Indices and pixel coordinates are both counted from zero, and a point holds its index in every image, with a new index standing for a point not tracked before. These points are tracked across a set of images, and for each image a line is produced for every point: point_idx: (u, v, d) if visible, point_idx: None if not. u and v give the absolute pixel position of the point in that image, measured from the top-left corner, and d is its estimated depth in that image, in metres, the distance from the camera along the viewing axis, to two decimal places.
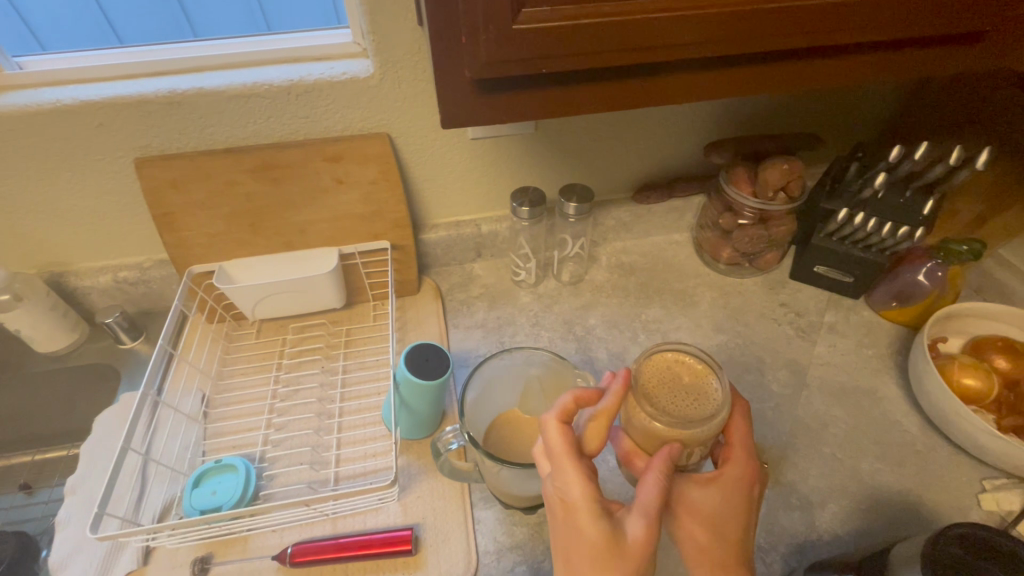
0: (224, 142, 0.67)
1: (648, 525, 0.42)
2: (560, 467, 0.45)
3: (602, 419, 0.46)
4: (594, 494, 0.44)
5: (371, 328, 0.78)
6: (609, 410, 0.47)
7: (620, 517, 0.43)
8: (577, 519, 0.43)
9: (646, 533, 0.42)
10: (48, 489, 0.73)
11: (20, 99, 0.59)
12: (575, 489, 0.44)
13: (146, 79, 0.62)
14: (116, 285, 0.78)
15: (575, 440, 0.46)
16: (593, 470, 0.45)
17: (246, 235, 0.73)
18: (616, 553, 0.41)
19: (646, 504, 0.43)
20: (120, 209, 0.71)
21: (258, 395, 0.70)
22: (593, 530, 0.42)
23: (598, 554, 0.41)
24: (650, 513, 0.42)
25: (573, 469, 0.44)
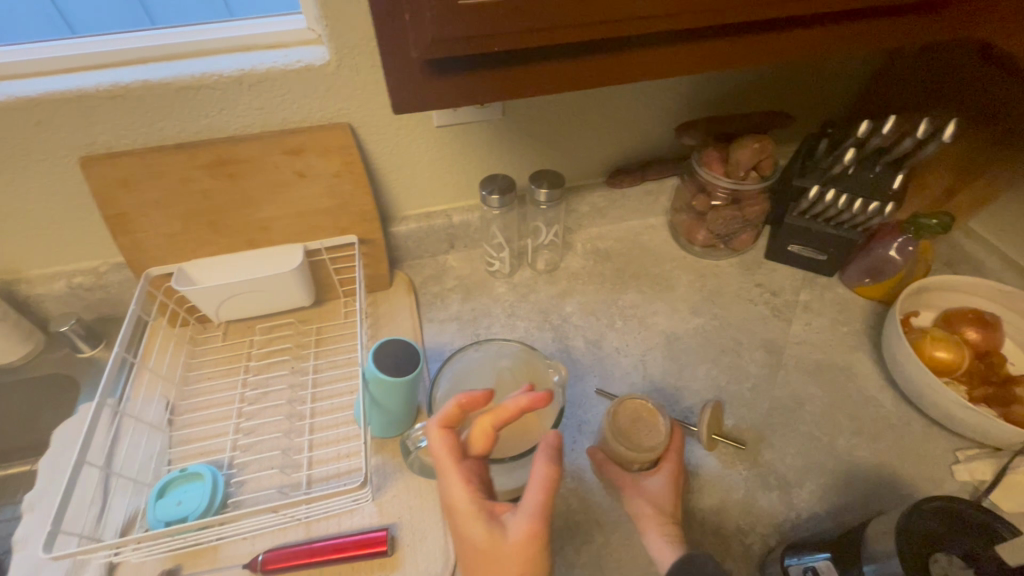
0: (176, 138, 0.64)
1: (533, 521, 0.41)
2: (441, 473, 0.44)
3: (487, 421, 0.45)
4: (477, 495, 0.43)
5: (341, 325, 0.76)
6: (495, 409, 0.45)
7: (504, 517, 0.42)
8: (461, 523, 0.42)
9: (531, 529, 0.41)
10: (10, 506, 0.70)
11: None
12: (456, 492, 0.42)
13: (86, 72, 0.58)
14: (71, 292, 0.74)
15: (458, 444, 0.45)
16: (476, 472, 0.44)
17: (205, 235, 0.70)
18: (499, 552, 0.40)
19: (530, 499, 0.42)
20: (68, 211, 0.67)
21: (225, 400, 0.68)
22: (477, 533, 0.41)
23: (484, 555, 0.41)
24: (533, 509, 0.41)
25: (454, 473, 0.43)
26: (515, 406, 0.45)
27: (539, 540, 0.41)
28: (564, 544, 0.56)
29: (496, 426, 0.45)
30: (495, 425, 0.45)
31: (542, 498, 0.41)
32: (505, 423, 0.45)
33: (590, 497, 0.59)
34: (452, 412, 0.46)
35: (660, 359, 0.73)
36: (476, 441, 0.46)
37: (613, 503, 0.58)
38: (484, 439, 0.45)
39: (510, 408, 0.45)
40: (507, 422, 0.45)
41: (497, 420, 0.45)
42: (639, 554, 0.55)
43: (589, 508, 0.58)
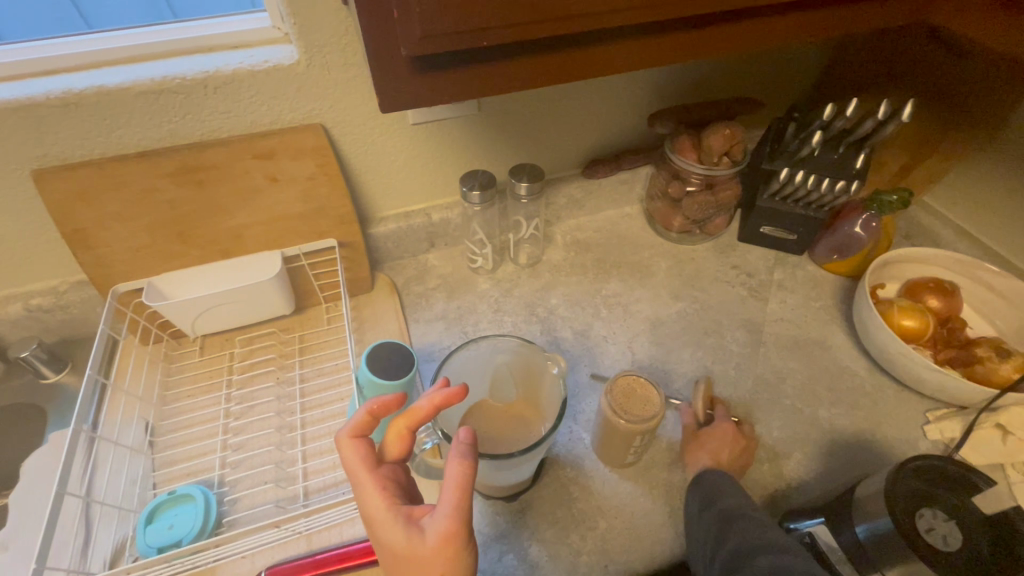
0: (136, 146, 0.61)
1: (449, 521, 0.39)
2: (356, 483, 0.42)
3: (400, 425, 0.44)
4: (393, 500, 0.41)
5: (325, 332, 0.74)
6: (408, 412, 0.44)
7: (422, 520, 0.40)
8: (379, 532, 0.40)
9: (448, 529, 0.39)
10: None
11: None
12: (370, 501, 0.41)
13: (34, 79, 0.55)
14: (28, 315, 0.69)
15: (371, 451, 0.44)
16: (391, 478, 0.43)
17: (175, 246, 0.67)
18: (418, 557, 0.39)
19: (445, 500, 0.40)
20: (20, 229, 0.63)
21: (208, 416, 0.65)
22: (395, 540, 0.40)
23: (406, 561, 0.39)
24: (447, 510, 0.39)
25: (367, 482, 0.42)
26: (425, 406, 0.44)
27: (456, 539, 0.39)
28: (569, 532, 0.56)
29: (410, 428, 0.44)
30: (408, 428, 0.44)
31: (455, 498, 0.39)
32: (419, 425, 0.44)
33: (590, 484, 0.60)
34: (361, 420, 0.44)
35: (647, 345, 0.74)
36: (391, 446, 0.45)
37: (613, 488, 0.60)
38: (399, 443, 0.45)
39: (421, 408, 0.44)
40: (420, 423, 0.44)
41: (411, 421, 0.44)
42: (643, 535, 0.56)
43: (590, 496, 0.59)
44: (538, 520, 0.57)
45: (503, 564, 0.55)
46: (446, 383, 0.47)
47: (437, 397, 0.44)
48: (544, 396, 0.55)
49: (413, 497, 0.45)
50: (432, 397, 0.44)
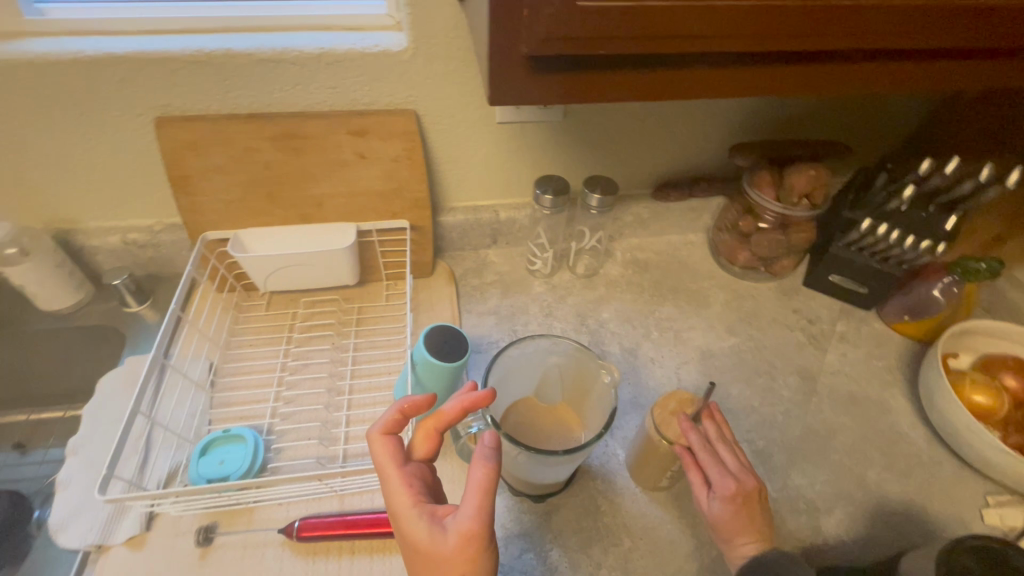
0: (248, 108, 0.66)
1: (471, 520, 0.41)
2: (385, 478, 0.45)
3: (429, 425, 0.47)
4: (418, 497, 0.43)
5: (383, 308, 0.77)
6: (437, 414, 0.48)
7: (446, 519, 0.42)
8: (404, 527, 0.42)
9: (470, 528, 0.41)
10: (43, 450, 0.74)
11: (41, 47, 0.58)
12: (398, 495, 0.43)
13: (171, 36, 0.60)
14: (123, 247, 0.76)
15: (400, 448, 0.46)
16: (418, 476, 0.45)
17: (262, 205, 0.71)
18: (440, 553, 0.41)
19: (467, 501, 0.42)
20: (135, 170, 0.69)
21: (266, 367, 0.69)
22: (419, 535, 0.41)
23: (428, 557, 0.41)
24: (470, 509, 0.41)
25: (396, 476, 0.44)
26: (453, 408, 0.47)
27: (479, 536, 0.41)
28: (591, 543, 0.56)
29: (439, 429, 0.47)
30: (437, 428, 0.47)
31: (478, 496, 0.41)
32: (448, 427, 0.47)
33: (620, 501, 0.60)
34: (392, 418, 0.47)
35: (695, 374, 0.73)
36: (419, 446, 0.48)
37: (642, 508, 0.59)
38: (427, 442, 0.47)
39: (450, 411, 0.47)
40: (448, 424, 0.47)
41: (440, 423, 0.47)
42: (666, 562, 0.56)
43: (618, 512, 0.59)
44: (563, 526, 0.57)
45: (522, 562, 0.55)
46: (472, 389, 0.51)
47: (464, 401, 0.47)
48: (592, 405, 0.56)
49: (437, 496, 0.47)
50: (459, 401, 0.47)
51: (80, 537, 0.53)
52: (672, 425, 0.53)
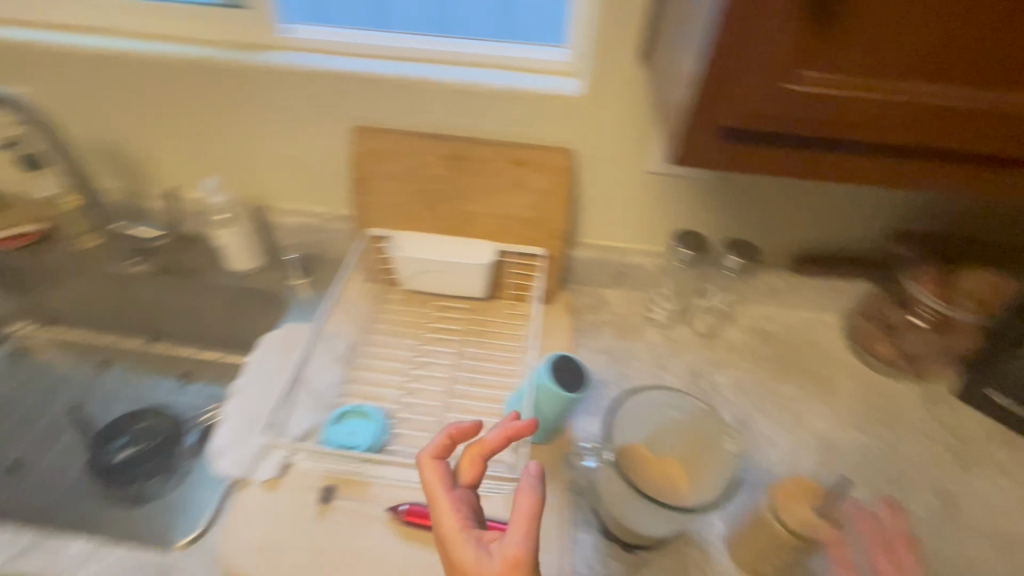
0: (430, 129, 0.75)
1: (516, 548, 0.43)
2: (435, 503, 0.47)
3: (473, 451, 0.49)
4: (466, 522, 0.46)
5: (505, 324, 0.81)
6: (479, 441, 0.49)
7: (491, 546, 0.44)
8: (450, 550, 0.44)
9: (514, 556, 0.42)
10: (199, 385, 0.92)
11: (290, 59, 0.72)
12: (445, 520, 0.45)
13: (386, 62, 0.72)
14: (299, 228, 0.89)
15: (448, 473, 0.48)
16: (465, 500, 0.48)
17: (421, 212, 0.80)
18: None
19: (513, 529, 0.43)
20: (328, 166, 0.81)
21: (395, 356, 0.76)
22: (465, 559, 0.43)
23: None
24: (515, 538, 0.43)
25: (444, 501, 0.47)
26: (496, 437, 0.48)
27: (525, 564, 0.42)
28: None
29: (483, 456, 0.49)
30: (481, 455, 0.49)
31: (524, 524, 0.43)
32: (492, 454, 0.49)
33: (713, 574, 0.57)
34: (440, 444, 0.49)
35: (811, 463, 0.69)
36: (464, 471, 0.49)
37: None
38: (472, 469, 0.49)
39: (493, 439, 0.48)
40: (491, 451, 0.48)
41: (483, 450, 0.49)
42: None
43: None
44: None
45: None
46: (515, 418, 0.52)
47: (507, 430, 0.48)
48: (706, 467, 0.57)
49: (483, 520, 0.49)
50: (502, 431, 0.49)
51: (231, 466, 0.63)
52: (795, 510, 0.52)
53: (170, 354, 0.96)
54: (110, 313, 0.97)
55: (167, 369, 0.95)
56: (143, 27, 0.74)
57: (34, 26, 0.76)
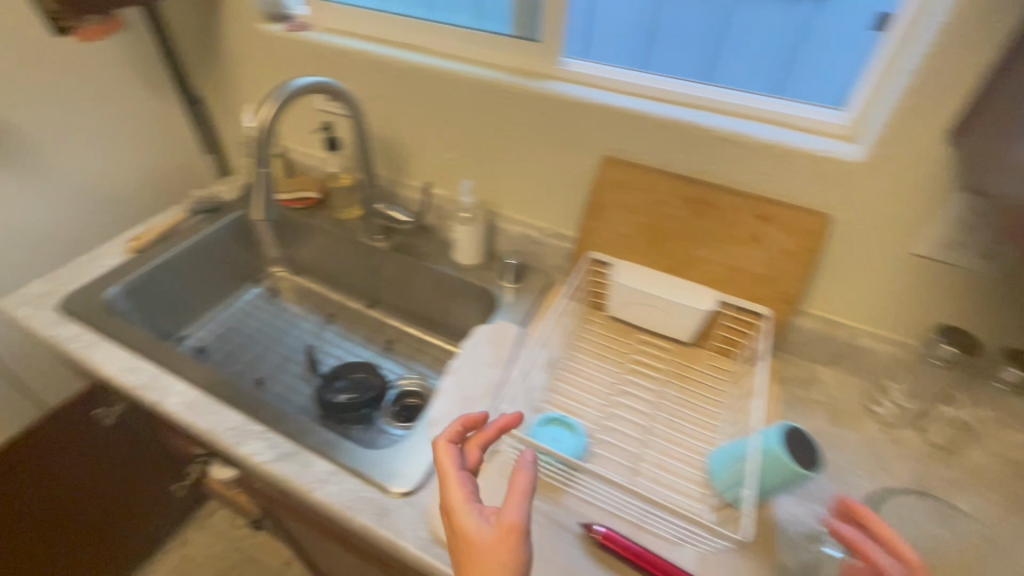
0: (679, 170, 0.78)
1: (515, 515, 0.44)
2: (443, 478, 0.49)
3: (476, 441, 0.55)
4: (468, 494, 0.48)
5: (708, 375, 0.78)
6: (483, 433, 0.55)
7: (487, 517, 0.45)
8: (454, 519, 0.46)
9: (514, 522, 0.43)
10: (399, 354, 1.08)
11: (569, 90, 0.80)
12: (452, 493, 0.48)
13: (656, 104, 0.77)
14: (521, 238, 0.97)
15: (459, 457, 0.52)
16: (470, 481, 0.50)
17: (646, 246, 0.83)
18: (484, 541, 0.43)
19: (511, 499, 0.45)
20: (567, 188, 0.88)
21: (596, 378, 0.77)
22: (470, 526, 0.45)
23: (472, 549, 0.43)
24: (513, 503, 0.44)
25: (450, 474, 0.49)
26: (495, 428, 0.55)
27: (523, 532, 0.43)
28: None
29: (482, 444, 0.54)
30: (480, 444, 0.54)
31: (519, 492, 0.44)
32: (488, 442, 0.55)
33: None
34: (453, 430, 0.55)
35: None
36: (470, 460, 0.53)
37: None
38: (475, 455, 0.53)
39: (492, 431, 0.55)
40: (490, 438, 0.55)
41: (483, 439, 0.55)
42: None
43: None
44: None
45: None
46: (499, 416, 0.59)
47: (502, 421, 0.56)
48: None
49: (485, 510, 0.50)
50: (501, 422, 0.56)
51: None
52: None
53: (381, 321, 1.13)
54: (344, 275, 1.15)
55: (377, 333, 1.11)
56: (448, 49, 0.90)
57: (367, 40, 0.95)
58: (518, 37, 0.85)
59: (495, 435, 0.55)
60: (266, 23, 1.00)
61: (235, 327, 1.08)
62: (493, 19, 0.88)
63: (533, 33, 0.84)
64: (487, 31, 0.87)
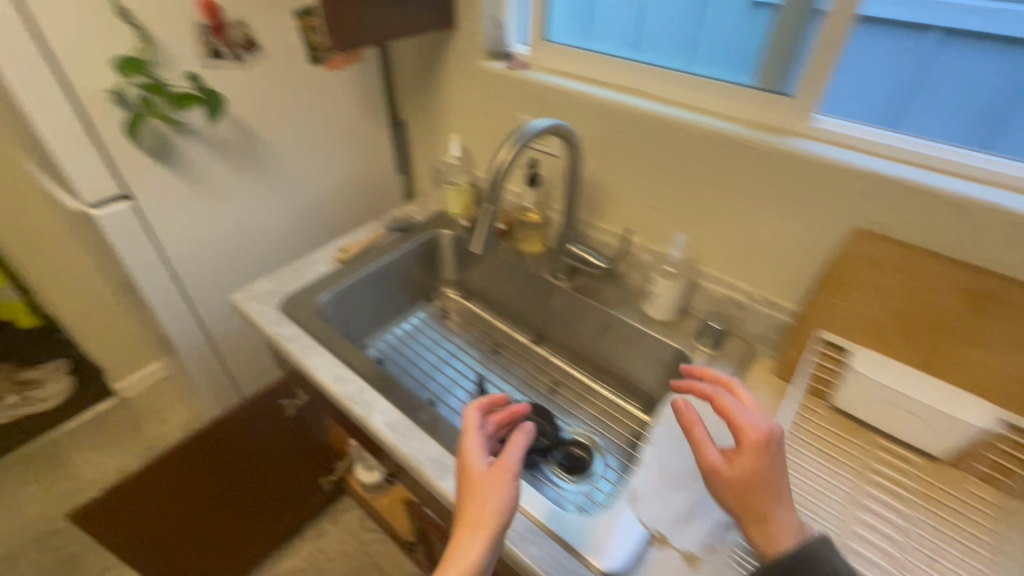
0: (958, 253, 0.66)
1: (513, 461, 0.57)
2: (464, 434, 0.62)
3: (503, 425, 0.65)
4: (479, 443, 0.60)
5: (970, 505, 0.65)
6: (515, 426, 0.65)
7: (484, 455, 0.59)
8: (473, 471, 0.57)
9: (511, 465, 0.56)
10: (566, 400, 1.03)
11: (821, 150, 0.73)
12: (467, 444, 0.60)
13: (935, 175, 0.67)
14: (723, 299, 0.90)
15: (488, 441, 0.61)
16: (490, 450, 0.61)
17: (897, 336, 0.70)
18: (486, 475, 0.56)
19: (512, 449, 0.58)
20: (795, 254, 0.80)
21: (824, 481, 0.67)
22: (473, 463, 0.58)
23: (477, 482, 0.56)
24: (512, 450, 0.57)
25: (469, 431, 0.61)
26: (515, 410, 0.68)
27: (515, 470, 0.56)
28: None
29: None
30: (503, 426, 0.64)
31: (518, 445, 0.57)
32: None
33: None
34: (483, 403, 0.66)
35: None
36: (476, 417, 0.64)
37: None
38: (477, 417, 0.63)
39: None
40: None
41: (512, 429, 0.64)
42: None
43: None
44: None
45: None
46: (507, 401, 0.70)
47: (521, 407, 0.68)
48: None
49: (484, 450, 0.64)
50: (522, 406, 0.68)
51: (653, 516, 0.64)
52: None
53: (546, 359, 1.10)
54: (515, 307, 1.16)
55: (543, 372, 1.08)
56: (679, 97, 0.86)
57: (588, 83, 0.95)
58: (768, 91, 0.78)
59: (513, 414, 0.68)
60: (487, 60, 1.04)
61: (409, 344, 1.12)
62: (735, 70, 0.83)
63: (788, 86, 0.77)
64: (731, 83, 0.81)
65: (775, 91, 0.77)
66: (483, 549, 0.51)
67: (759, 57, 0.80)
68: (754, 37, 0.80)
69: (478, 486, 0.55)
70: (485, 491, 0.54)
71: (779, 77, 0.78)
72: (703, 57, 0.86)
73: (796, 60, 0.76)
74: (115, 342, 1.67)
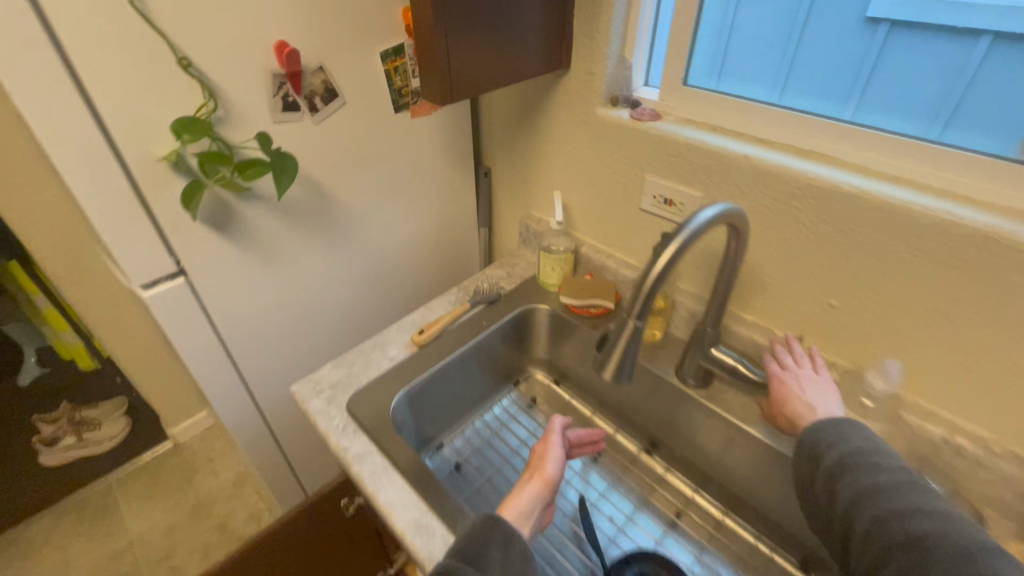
0: None
1: (552, 434, 0.74)
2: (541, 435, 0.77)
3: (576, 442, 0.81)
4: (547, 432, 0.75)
5: None
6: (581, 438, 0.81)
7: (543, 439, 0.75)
8: (537, 447, 0.74)
9: (551, 439, 0.73)
10: (693, 539, 0.80)
11: None
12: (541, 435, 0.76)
13: None
14: (935, 442, 0.66)
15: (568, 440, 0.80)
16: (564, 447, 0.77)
17: None
18: (543, 448, 0.73)
19: (554, 430, 0.75)
20: None
21: None
22: (537, 445, 0.74)
23: (537, 454, 0.73)
24: (554, 429, 0.75)
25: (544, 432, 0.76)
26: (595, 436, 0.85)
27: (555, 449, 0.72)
28: None
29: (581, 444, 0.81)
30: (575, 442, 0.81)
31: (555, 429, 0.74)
32: (577, 443, 0.80)
33: None
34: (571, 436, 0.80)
35: None
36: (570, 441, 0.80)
37: None
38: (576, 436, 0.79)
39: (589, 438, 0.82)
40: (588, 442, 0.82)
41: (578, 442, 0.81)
42: None
43: None
44: None
45: None
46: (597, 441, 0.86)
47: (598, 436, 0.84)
48: None
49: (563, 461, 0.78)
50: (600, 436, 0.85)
51: None
52: None
53: (662, 476, 0.88)
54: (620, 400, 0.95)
55: (661, 494, 0.86)
56: (897, 171, 0.64)
57: (743, 140, 0.75)
58: (909, 133, 0.64)
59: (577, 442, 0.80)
60: (607, 108, 0.85)
61: (491, 440, 0.93)
62: (872, 107, 0.67)
63: (935, 129, 0.63)
64: (856, 122, 0.67)
65: (916, 134, 0.64)
66: (529, 492, 0.66)
67: (908, 94, 0.64)
68: (905, 76, 0.63)
69: (539, 460, 0.71)
70: (540, 458, 0.72)
71: (925, 117, 0.63)
72: (829, 88, 0.69)
73: (956, 99, 0.60)
74: (170, 387, 1.60)
